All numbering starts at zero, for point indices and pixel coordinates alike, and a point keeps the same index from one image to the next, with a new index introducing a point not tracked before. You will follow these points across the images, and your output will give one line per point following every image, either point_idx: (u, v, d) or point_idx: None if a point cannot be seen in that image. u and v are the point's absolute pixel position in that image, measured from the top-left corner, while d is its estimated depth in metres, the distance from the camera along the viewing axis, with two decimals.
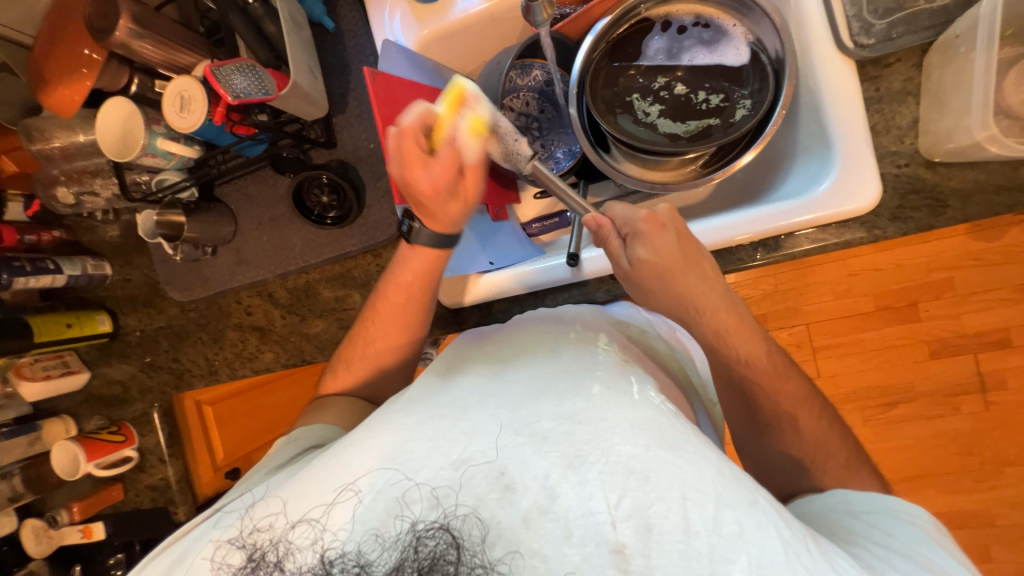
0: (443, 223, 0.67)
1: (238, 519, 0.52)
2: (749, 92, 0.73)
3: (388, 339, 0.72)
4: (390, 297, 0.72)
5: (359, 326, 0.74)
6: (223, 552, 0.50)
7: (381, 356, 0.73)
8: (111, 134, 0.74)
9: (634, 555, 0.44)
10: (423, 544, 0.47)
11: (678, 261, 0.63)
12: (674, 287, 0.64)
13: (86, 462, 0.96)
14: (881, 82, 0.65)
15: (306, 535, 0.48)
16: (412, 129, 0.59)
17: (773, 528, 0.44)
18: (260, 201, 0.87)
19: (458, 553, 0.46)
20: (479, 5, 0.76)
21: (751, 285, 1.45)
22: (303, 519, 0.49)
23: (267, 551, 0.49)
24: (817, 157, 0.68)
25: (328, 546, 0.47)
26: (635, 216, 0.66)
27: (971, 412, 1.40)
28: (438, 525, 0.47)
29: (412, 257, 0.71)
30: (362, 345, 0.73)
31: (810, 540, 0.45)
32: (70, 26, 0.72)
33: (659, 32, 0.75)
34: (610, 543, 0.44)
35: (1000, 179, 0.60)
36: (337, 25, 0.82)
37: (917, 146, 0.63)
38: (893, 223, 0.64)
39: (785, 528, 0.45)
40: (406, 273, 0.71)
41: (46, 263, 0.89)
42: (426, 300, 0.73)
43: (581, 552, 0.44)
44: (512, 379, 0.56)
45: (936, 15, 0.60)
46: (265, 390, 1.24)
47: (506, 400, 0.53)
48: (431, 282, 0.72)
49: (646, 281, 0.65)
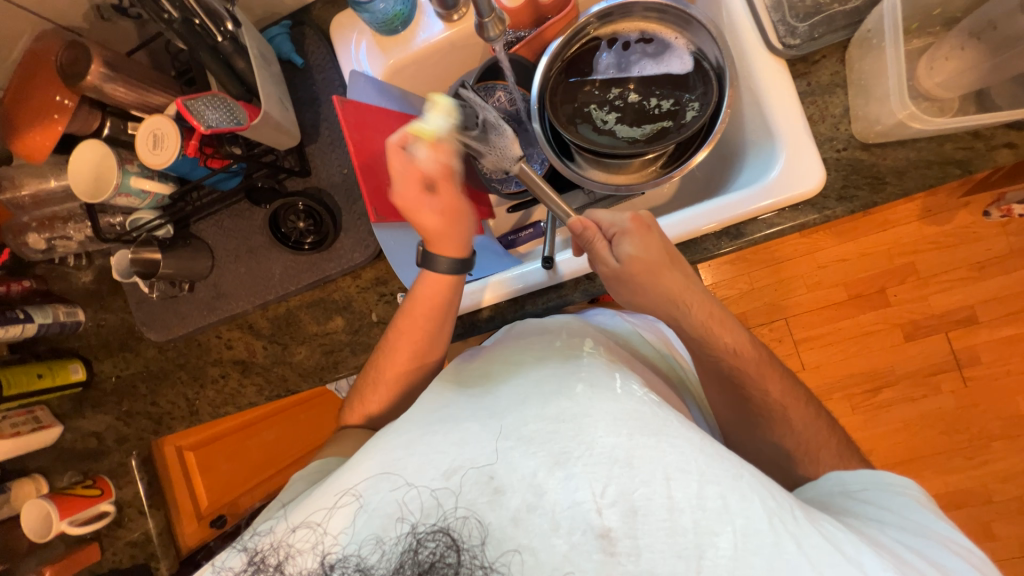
0: (451, 244, 0.71)
1: (249, 527, 0.53)
2: (696, 95, 0.79)
3: (403, 363, 0.70)
4: (405, 322, 0.71)
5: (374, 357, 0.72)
6: (226, 558, 0.50)
7: (393, 386, 0.69)
8: (82, 177, 0.75)
9: (620, 537, 0.44)
10: (423, 546, 0.46)
11: (665, 260, 0.66)
12: (660, 283, 0.65)
13: (60, 520, 0.90)
14: (811, 77, 0.71)
15: (306, 539, 0.48)
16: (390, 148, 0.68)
17: (758, 500, 0.45)
18: (237, 234, 0.87)
19: (458, 556, 0.46)
20: (441, 33, 0.81)
21: (728, 286, 1.50)
22: (303, 523, 0.48)
23: (269, 554, 0.48)
24: (764, 149, 0.73)
25: (329, 550, 0.47)
26: (621, 218, 0.68)
27: (951, 390, 1.45)
28: (438, 528, 0.46)
29: (427, 285, 0.71)
30: (374, 378, 0.70)
31: (796, 507, 0.47)
32: (38, 75, 0.73)
33: (607, 49, 0.80)
34: (596, 529, 0.45)
35: (930, 155, 0.66)
36: (306, 61, 0.86)
37: (851, 131, 0.69)
38: (841, 202, 0.68)
39: (772, 498, 0.46)
40: (420, 298, 0.71)
41: (16, 313, 0.87)
42: (445, 325, 0.72)
43: (569, 540, 0.45)
44: (502, 391, 0.56)
45: (850, 15, 0.68)
46: (248, 431, 1.25)
47: (496, 410, 0.53)
48: (448, 307, 0.72)
49: (638, 279, 0.66)
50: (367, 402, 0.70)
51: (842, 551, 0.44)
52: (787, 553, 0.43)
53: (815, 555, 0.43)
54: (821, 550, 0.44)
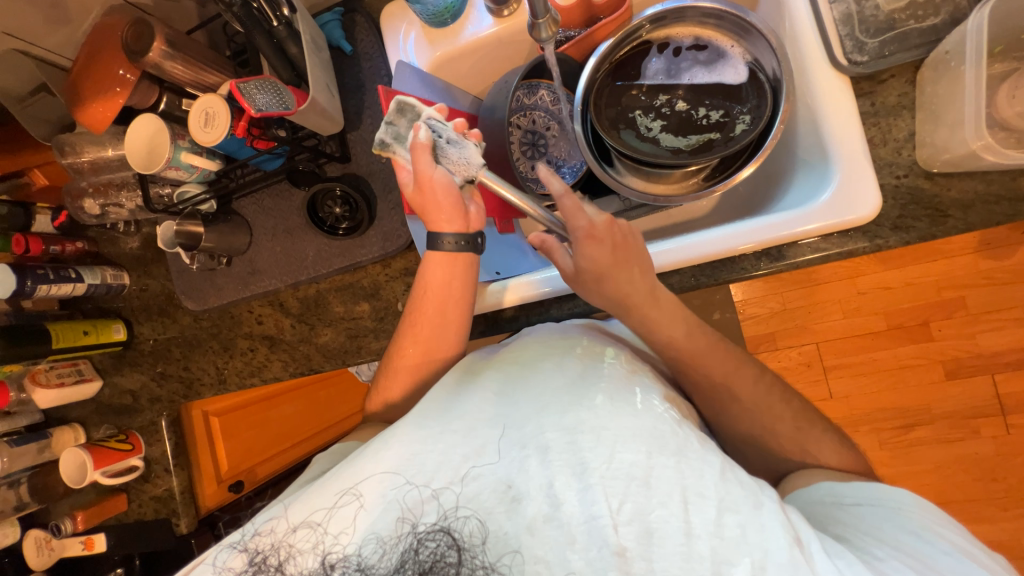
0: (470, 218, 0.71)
1: (245, 524, 0.53)
2: (748, 108, 0.76)
3: (422, 347, 0.69)
4: (425, 302, 0.70)
5: (393, 343, 0.72)
6: (225, 557, 0.50)
7: (414, 373, 0.69)
8: (137, 148, 0.78)
9: (635, 559, 0.44)
10: (423, 546, 0.47)
11: (617, 263, 0.63)
12: (613, 287, 0.63)
13: (94, 470, 0.96)
14: (876, 97, 0.67)
15: (307, 539, 0.48)
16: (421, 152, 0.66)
17: (779, 527, 0.45)
18: (276, 213, 0.89)
19: (459, 555, 0.46)
20: (489, 28, 0.81)
21: (758, 304, 1.45)
22: (304, 523, 0.49)
23: (269, 555, 0.49)
24: (818, 169, 0.69)
25: (330, 550, 0.47)
26: (581, 220, 0.63)
27: (992, 435, 1.36)
28: (439, 527, 0.47)
29: (438, 265, 0.70)
30: (394, 366, 0.70)
31: (812, 537, 0.45)
32: (104, 49, 0.77)
33: (657, 54, 0.78)
34: (612, 547, 0.45)
35: (1001, 189, 0.61)
36: (355, 48, 0.87)
37: (915, 157, 0.65)
38: (894, 232, 0.64)
39: (792, 525, 0.45)
40: (435, 277, 0.70)
41: (69, 272, 0.92)
42: (464, 307, 0.71)
43: (585, 557, 0.45)
44: (517, 397, 0.54)
45: (926, 33, 0.63)
46: (270, 403, 1.31)
47: (512, 420, 0.51)
48: (465, 285, 0.70)
49: (591, 284, 0.64)
50: (387, 385, 0.70)
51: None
52: None
53: None
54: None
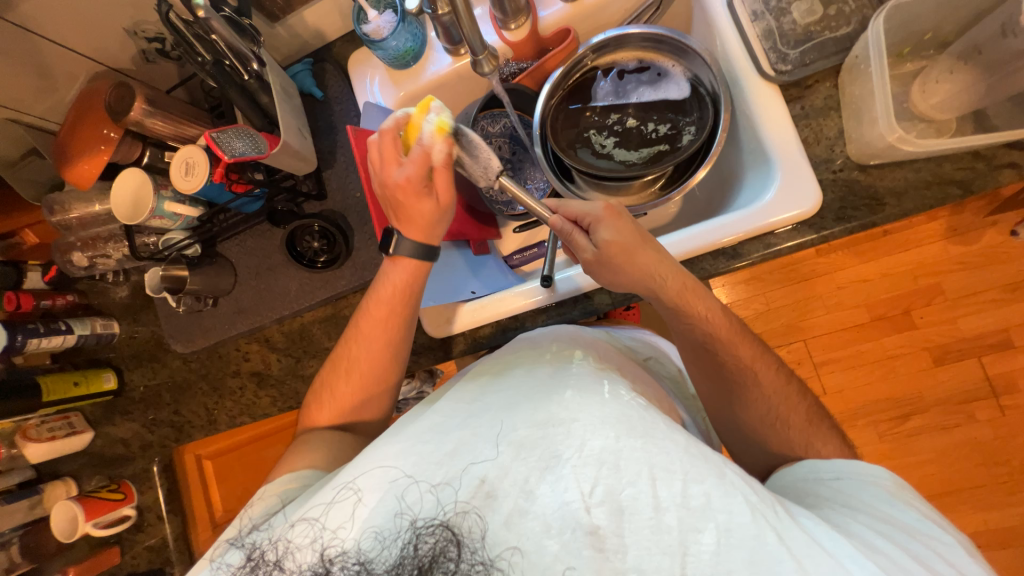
0: (420, 227, 0.71)
1: (241, 528, 0.56)
2: (693, 120, 0.81)
3: (366, 351, 0.74)
4: (373, 313, 0.73)
5: (341, 345, 0.76)
6: (226, 555, 0.53)
7: (354, 391, 0.74)
8: (123, 201, 0.82)
9: (608, 534, 0.45)
10: (422, 541, 0.47)
11: (639, 241, 0.66)
12: (638, 262, 0.65)
13: (84, 522, 0.96)
14: (805, 101, 0.72)
15: (305, 534, 0.50)
16: (389, 132, 0.66)
17: (742, 498, 0.46)
18: (258, 253, 0.93)
19: (459, 550, 0.47)
20: (448, 65, 0.87)
21: (743, 306, 1.48)
22: (302, 518, 0.51)
23: (267, 551, 0.51)
24: (763, 169, 0.74)
25: (328, 544, 0.49)
26: (593, 207, 0.69)
27: (987, 419, 1.37)
28: (438, 522, 0.48)
29: (392, 269, 0.73)
30: (346, 367, 0.74)
31: (778, 504, 0.48)
32: (90, 112, 0.82)
33: (603, 77, 0.84)
34: (585, 527, 0.45)
35: (929, 175, 0.66)
36: (326, 93, 0.93)
37: (847, 153, 0.69)
38: (839, 223, 0.68)
39: (754, 494, 0.47)
40: (386, 287, 0.74)
41: (59, 325, 0.95)
42: (403, 327, 0.74)
43: (561, 541, 0.45)
44: (492, 398, 0.57)
45: (841, 41, 0.70)
46: (263, 442, 1.33)
47: (477, 424, 0.54)
48: (412, 299, 0.74)
49: (615, 262, 0.66)
50: (339, 386, 0.74)
51: (821, 542, 0.45)
52: (768, 544, 0.44)
53: (795, 548, 0.44)
54: (803, 544, 0.45)
